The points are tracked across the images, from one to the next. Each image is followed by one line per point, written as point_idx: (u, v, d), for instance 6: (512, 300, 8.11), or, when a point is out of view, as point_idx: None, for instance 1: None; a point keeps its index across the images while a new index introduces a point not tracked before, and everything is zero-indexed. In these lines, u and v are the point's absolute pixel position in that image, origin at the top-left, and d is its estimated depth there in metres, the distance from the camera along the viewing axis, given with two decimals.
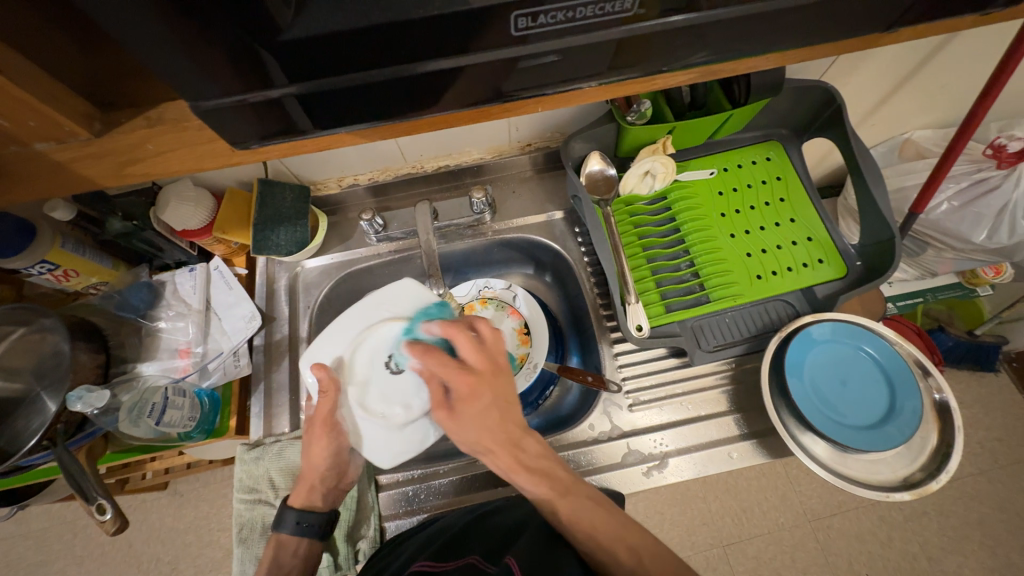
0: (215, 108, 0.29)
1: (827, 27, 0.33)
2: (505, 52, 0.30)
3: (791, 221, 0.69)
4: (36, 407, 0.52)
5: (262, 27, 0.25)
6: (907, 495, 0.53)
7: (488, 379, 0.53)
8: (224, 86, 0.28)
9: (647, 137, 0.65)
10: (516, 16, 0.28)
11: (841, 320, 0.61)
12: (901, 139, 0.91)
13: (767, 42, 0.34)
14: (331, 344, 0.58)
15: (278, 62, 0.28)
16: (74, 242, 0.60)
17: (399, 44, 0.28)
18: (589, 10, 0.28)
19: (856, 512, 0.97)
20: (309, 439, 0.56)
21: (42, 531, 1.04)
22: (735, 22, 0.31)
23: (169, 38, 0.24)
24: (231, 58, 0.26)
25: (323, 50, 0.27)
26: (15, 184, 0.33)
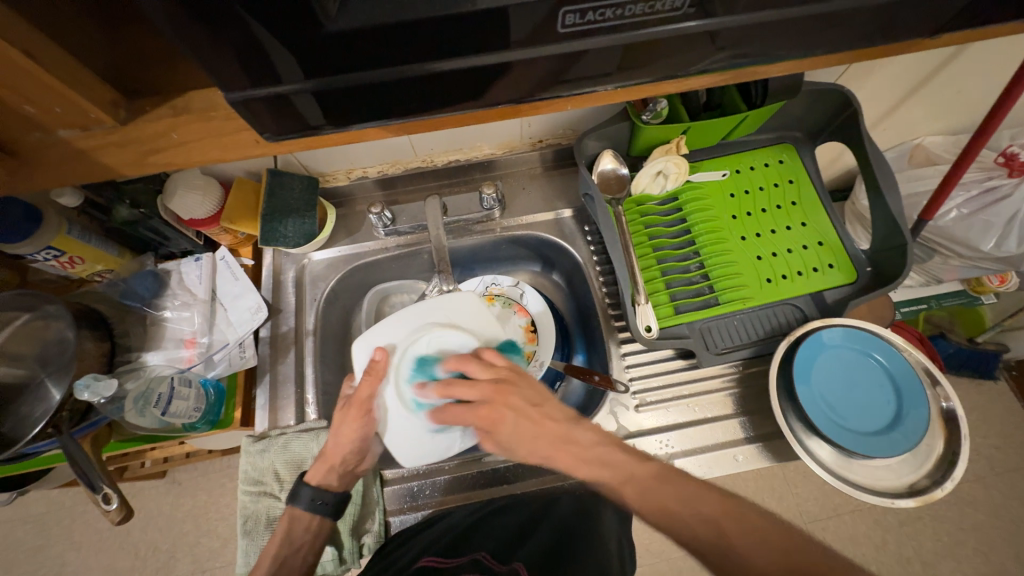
0: (248, 100, 0.29)
1: (852, 35, 0.33)
2: (540, 50, 0.30)
3: (802, 224, 0.69)
4: (40, 394, 0.52)
5: (303, 21, 0.25)
6: (912, 503, 0.53)
7: (511, 389, 0.56)
8: (246, 78, 0.27)
9: (660, 136, 0.64)
10: (566, 11, 0.27)
11: (851, 326, 0.60)
12: (911, 145, 0.91)
13: (792, 48, 0.33)
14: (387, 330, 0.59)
15: (309, 55, 0.27)
16: (80, 229, 0.59)
17: (439, 43, 0.28)
18: (637, 8, 0.28)
19: (852, 516, 0.98)
20: (342, 420, 0.56)
21: (40, 517, 1.04)
22: (763, 27, 0.31)
23: (197, 25, 0.24)
24: (253, 51, 0.26)
25: (360, 45, 0.27)
26: (37, 169, 0.32)
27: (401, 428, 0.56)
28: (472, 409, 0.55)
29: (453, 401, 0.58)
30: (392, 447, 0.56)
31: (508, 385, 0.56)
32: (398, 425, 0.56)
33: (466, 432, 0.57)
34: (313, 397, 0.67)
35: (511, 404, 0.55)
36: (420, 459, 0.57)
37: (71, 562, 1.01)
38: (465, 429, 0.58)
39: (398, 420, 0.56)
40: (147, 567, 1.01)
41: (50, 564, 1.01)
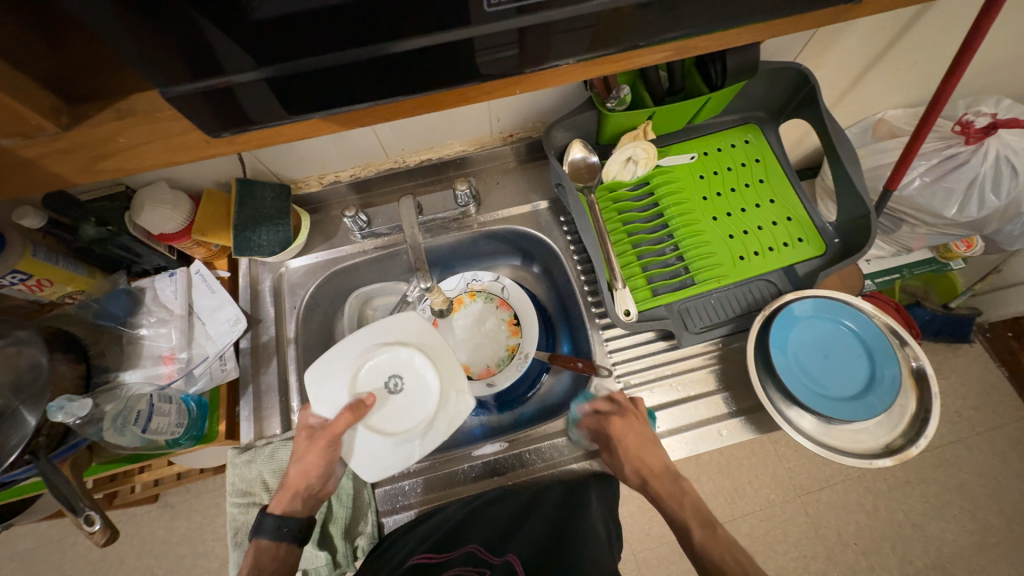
0: (183, 95, 0.29)
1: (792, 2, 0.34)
2: (478, 30, 0.30)
3: (770, 201, 0.70)
4: (14, 422, 0.50)
5: (226, 8, 0.24)
6: (889, 461, 0.55)
7: (638, 419, 0.58)
8: (185, 70, 0.27)
9: (626, 124, 0.66)
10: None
11: (822, 296, 0.62)
12: (873, 119, 0.94)
13: (738, 14, 0.34)
14: (336, 366, 0.55)
15: (244, 45, 0.27)
16: (47, 251, 0.58)
17: (379, 23, 0.28)
18: None
19: (844, 485, 1.01)
20: (306, 448, 0.53)
21: (29, 552, 1.01)
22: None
23: (128, 20, 0.23)
24: (189, 42, 0.26)
25: (294, 31, 0.27)
26: None
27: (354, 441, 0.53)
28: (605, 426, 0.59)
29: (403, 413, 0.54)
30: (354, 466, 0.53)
31: (633, 413, 0.59)
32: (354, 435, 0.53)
33: (422, 438, 0.53)
34: (298, 405, 0.66)
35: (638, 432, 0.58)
36: (383, 472, 0.52)
37: None
38: (420, 435, 0.53)
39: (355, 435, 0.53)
40: None
41: None
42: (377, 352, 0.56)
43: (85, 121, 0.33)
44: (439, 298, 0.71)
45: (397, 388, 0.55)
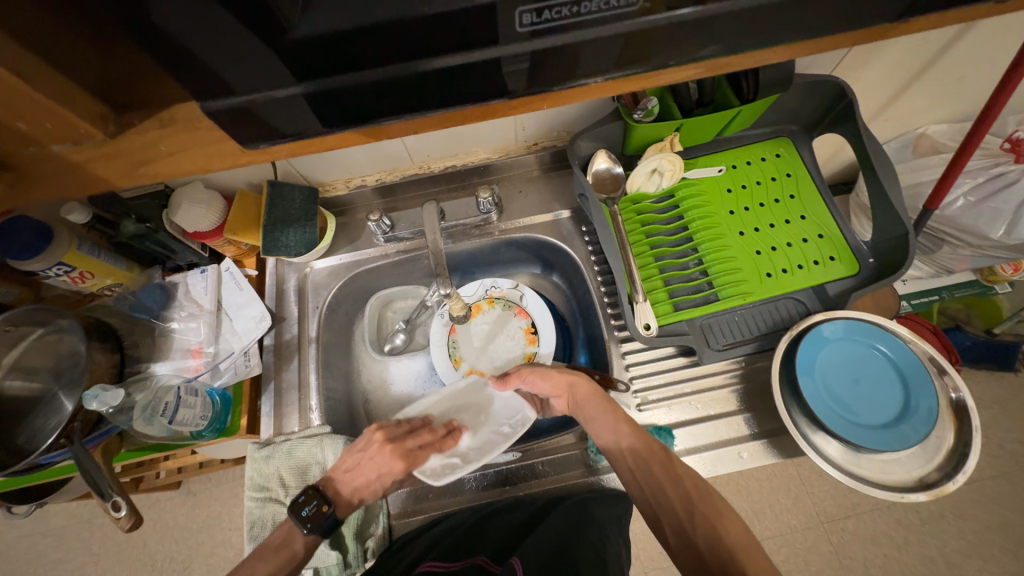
0: (224, 110, 0.30)
1: (835, 19, 0.33)
2: (508, 49, 0.30)
3: (801, 218, 0.68)
4: (54, 405, 0.54)
5: (266, 26, 0.26)
6: (923, 496, 0.52)
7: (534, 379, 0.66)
8: (225, 85, 0.29)
9: (654, 134, 0.64)
10: (521, 11, 0.28)
11: (854, 318, 0.59)
12: (915, 134, 0.89)
13: (777, 31, 0.33)
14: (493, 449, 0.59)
15: (284, 62, 0.28)
16: (90, 244, 0.61)
17: (411, 42, 0.29)
18: (595, 4, 0.28)
19: (871, 515, 0.96)
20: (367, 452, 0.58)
21: (61, 529, 1.06)
22: (743, 14, 0.31)
23: (177, 36, 0.25)
24: (231, 59, 0.27)
25: (328, 49, 0.28)
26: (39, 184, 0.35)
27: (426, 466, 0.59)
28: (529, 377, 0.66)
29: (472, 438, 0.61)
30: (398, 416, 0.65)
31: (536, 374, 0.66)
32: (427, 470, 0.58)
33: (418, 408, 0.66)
34: (316, 403, 0.68)
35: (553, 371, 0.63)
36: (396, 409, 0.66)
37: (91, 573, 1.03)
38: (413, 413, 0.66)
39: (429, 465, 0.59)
40: None
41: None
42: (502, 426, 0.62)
43: (130, 129, 0.34)
44: (458, 304, 0.72)
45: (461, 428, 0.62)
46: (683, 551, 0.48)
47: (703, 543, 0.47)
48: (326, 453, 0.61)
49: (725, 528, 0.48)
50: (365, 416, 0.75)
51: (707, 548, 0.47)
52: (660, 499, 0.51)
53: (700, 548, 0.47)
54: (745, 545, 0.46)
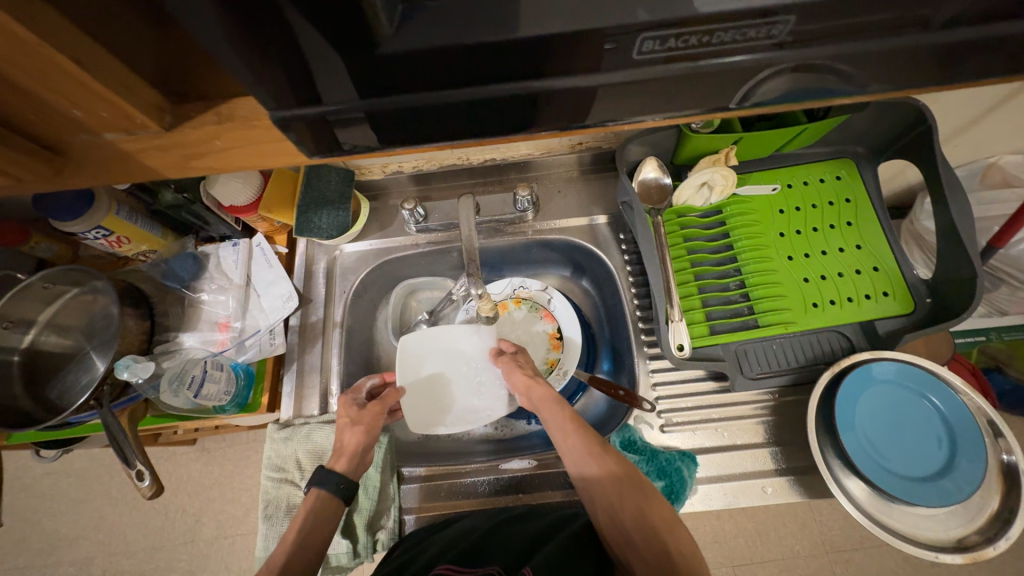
0: (291, 117, 0.29)
1: (950, 73, 0.30)
2: (608, 76, 0.28)
3: (856, 247, 0.64)
4: (86, 364, 0.56)
5: (360, 39, 0.25)
6: (958, 559, 0.49)
7: (521, 357, 0.66)
8: (297, 94, 0.28)
9: (708, 146, 0.62)
10: (644, 39, 0.26)
11: (906, 361, 0.56)
12: (986, 163, 0.82)
13: (886, 81, 0.30)
14: (452, 420, 0.65)
15: (367, 75, 0.27)
16: (128, 210, 0.61)
17: (505, 64, 0.27)
18: (727, 36, 0.26)
19: (879, 551, 0.93)
20: (361, 416, 0.60)
21: (83, 471, 1.11)
22: (858, 57, 0.28)
23: (263, 39, 0.24)
24: (310, 65, 0.26)
25: (413, 67, 0.27)
26: (99, 165, 0.35)
27: (412, 414, 0.65)
28: (514, 357, 0.65)
29: (454, 391, 0.66)
30: (404, 372, 0.66)
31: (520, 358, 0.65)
32: (416, 417, 0.65)
33: (419, 361, 0.67)
34: (337, 388, 0.68)
35: (524, 368, 0.63)
36: (406, 360, 0.66)
37: (108, 515, 1.08)
38: (415, 362, 0.67)
39: (417, 414, 0.65)
40: (175, 528, 1.06)
41: (89, 515, 1.08)
42: (468, 402, 0.66)
43: (186, 121, 0.33)
44: (487, 304, 0.68)
45: (431, 388, 0.66)
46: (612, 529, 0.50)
47: (631, 525, 0.48)
48: None
49: (653, 509, 0.49)
50: None
51: (632, 526, 0.48)
52: (593, 485, 0.52)
53: (628, 530, 0.48)
54: (671, 528, 0.48)
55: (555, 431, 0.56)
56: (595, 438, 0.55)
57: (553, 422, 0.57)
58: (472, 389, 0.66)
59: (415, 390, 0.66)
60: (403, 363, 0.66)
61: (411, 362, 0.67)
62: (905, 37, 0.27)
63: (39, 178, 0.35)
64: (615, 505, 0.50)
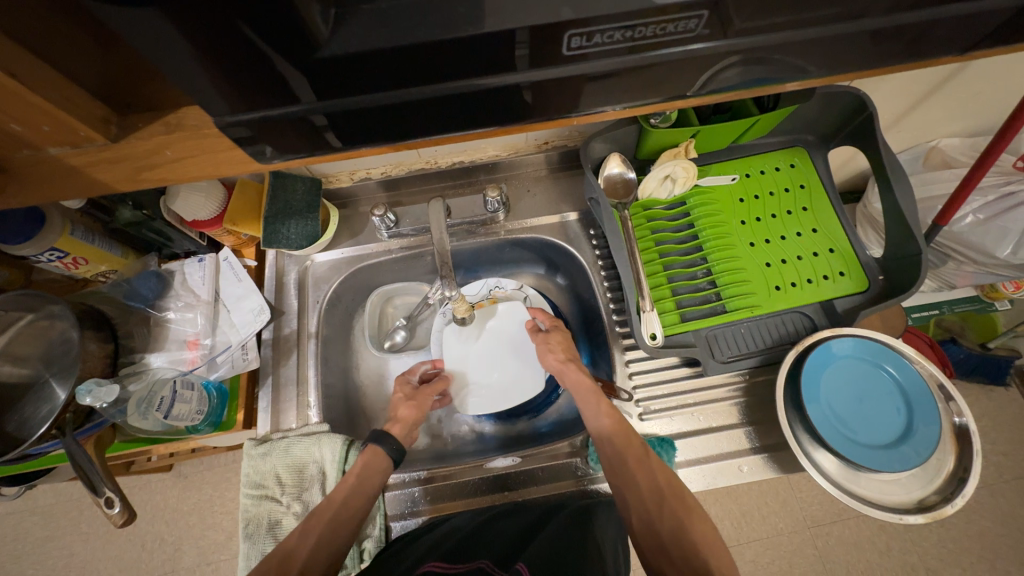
0: (239, 125, 0.29)
1: (871, 59, 0.32)
2: (544, 72, 0.29)
3: (813, 231, 0.67)
4: (45, 394, 0.53)
5: (297, 43, 0.25)
6: (921, 519, 0.52)
7: (561, 335, 0.68)
8: (242, 100, 0.28)
9: (668, 140, 0.64)
10: (570, 35, 0.27)
11: (863, 336, 0.59)
12: (927, 147, 0.88)
13: (814, 67, 0.32)
14: (495, 394, 0.68)
15: (310, 79, 0.27)
16: (84, 229, 0.59)
17: (446, 64, 0.28)
18: (650, 30, 0.28)
19: (857, 521, 0.97)
20: (415, 398, 0.67)
21: (50, 507, 1.06)
22: (787, 46, 0.30)
23: (202, 45, 0.24)
24: (250, 71, 0.26)
25: (356, 70, 0.27)
26: (46, 183, 0.34)
27: (457, 391, 0.69)
28: (550, 334, 0.68)
29: (496, 366, 0.70)
30: (447, 351, 0.71)
31: (560, 337, 0.67)
32: (463, 393, 0.69)
33: (461, 340, 0.71)
34: (314, 400, 0.66)
35: (556, 352, 0.65)
36: (448, 338, 0.71)
37: (79, 552, 1.03)
38: (457, 341, 0.71)
39: (464, 390, 0.69)
40: (153, 559, 1.02)
41: (58, 554, 1.03)
42: (509, 376, 0.69)
43: (133, 133, 0.33)
44: (462, 305, 0.67)
45: (473, 365, 0.70)
46: (646, 537, 0.49)
47: (667, 535, 0.48)
48: (324, 451, 0.61)
49: (693, 523, 0.49)
50: (362, 411, 0.74)
51: (670, 538, 0.48)
52: (631, 489, 0.52)
53: (664, 537, 0.48)
54: (709, 544, 0.48)
55: (592, 422, 0.58)
56: (635, 438, 0.55)
57: (590, 416, 0.58)
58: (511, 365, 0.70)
59: (459, 367, 0.70)
60: (445, 342, 0.71)
61: (453, 342, 0.71)
62: (829, 27, 0.29)
63: None
64: (653, 511, 0.50)
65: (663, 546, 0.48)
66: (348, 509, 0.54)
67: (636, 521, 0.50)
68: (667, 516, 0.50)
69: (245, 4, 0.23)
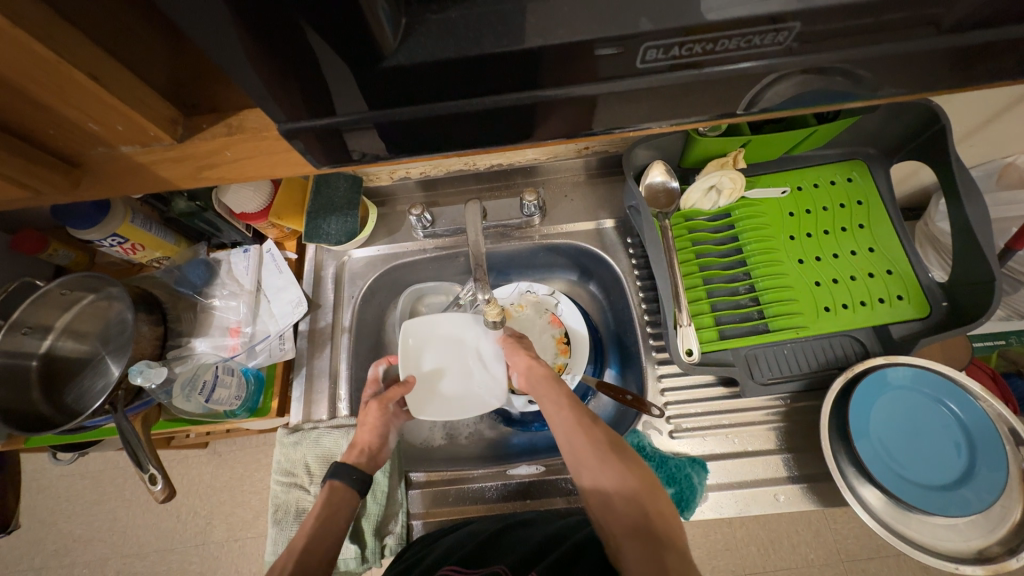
0: (299, 130, 0.30)
1: (960, 76, 0.29)
2: (617, 85, 0.29)
3: (869, 250, 0.63)
4: (101, 369, 0.57)
5: (364, 53, 0.25)
6: (980, 571, 0.48)
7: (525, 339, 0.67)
8: (305, 106, 0.28)
9: (716, 149, 0.61)
10: (647, 47, 0.26)
11: (923, 367, 0.55)
12: (1002, 163, 0.81)
13: (895, 84, 0.30)
14: (455, 406, 0.63)
15: (372, 88, 0.28)
16: (143, 218, 0.62)
17: (506, 75, 0.28)
18: (731, 43, 0.26)
19: (897, 560, 0.91)
20: (363, 414, 0.61)
21: (98, 473, 1.13)
22: (871, 62, 0.28)
23: (271, 56, 0.25)
24: (315, 79, 0.27)
25: (420, 79, 0.27)
26: (118, 178, 0.36)
27: (415, 400, 0.63)
28: (518, 340, 0.66)
29: (460, 378, 0.65)
30: (404, 355, 0.64)
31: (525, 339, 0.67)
32: (421, 402, 0.63)
33: (422, 346, 0.65)
34: (344, 393, 0.68)
35: (527, 351, 0.64)
36: (406, 342, 0.65)
37: (121, 517, 1.09)
38: (417, 345, 0.65)
39: (423, 399, 0.63)
40: (186, 530, 1.08)
41: (103, 517, 1.10)
42: (474, 389, 0.64)
43: (196, 134, 0.33)
44: (495, 309, 0.64)
45: (434, 374, 0.64)
46: (597, 499, 0.51)
47: (615, 496, 0.49)
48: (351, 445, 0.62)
49: (641, 487, 0.50)
50: None
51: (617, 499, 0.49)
52: (580, 458, 0.52)
53: (612, 498, 0.49)
54: (653, 495, 0.49)
55: (549, 407, 0.57)
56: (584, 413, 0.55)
57: (546, 401, 0.58)
58: (477, 375, 0.65)
59: (419, 375, 0.64)
60: (402, 347, 0.65)
61: (412, 346, 0.65)
62: (920, 41, 0.27)
63: (58, 189, 0.36)
64: (598, 474, 0.51)
65: (609, 509, 0.49)
66: (317, 553, 0.50)
67: (589, 488, 0.51)
68: (612, 481, 0.50)
69: (317, 13, 0.23)
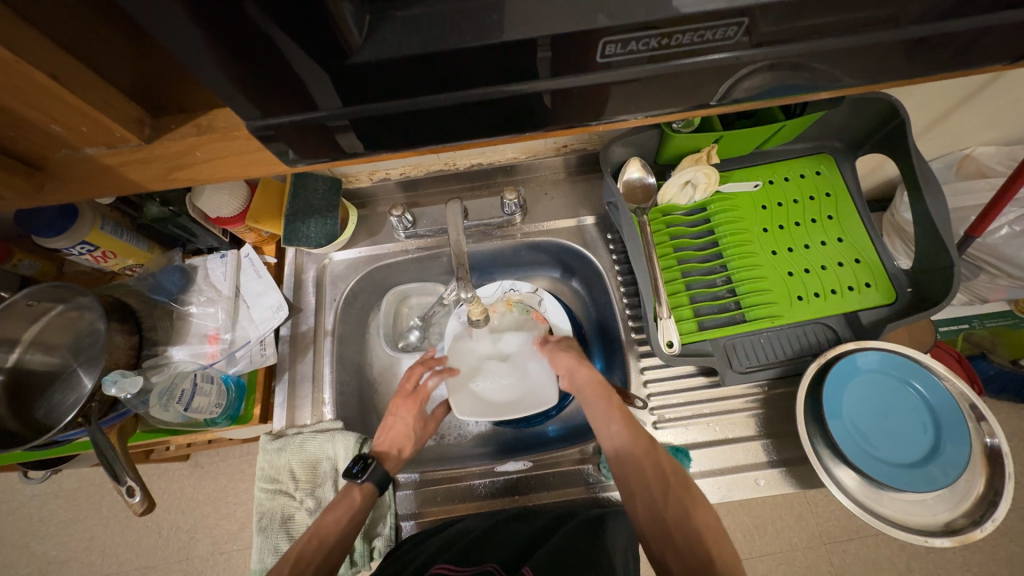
0: (270, 128, 0.30)
1: (910, 67, 0.31)
2: (580, 78, 0.29)
3: (838, 240, 0.65)
4: (73, 382, 0.55)
5: (329, 49, 0.25)
6: (947, 542, 0.50)
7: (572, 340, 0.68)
8: (273, 104, 0.28)
9: (689, 146, 0.63)
10: (606, 42, 0.27)
11: (889, 350, 0.57)
12: (960, 154, 0.84)
13: (850, 75, 0.31)
14: (494, 407, 0.64)
15: (341, 85, 0.28)
16: (113, 224, 0.61)
17: (473, 70, 0.28)
18: (687, 37, 0.27)
19: (876, 539, 0.94)
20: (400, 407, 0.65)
21: (73, 491, 1.09)
22: (825, 55, 0.29)
23: (235, 54, 0.25)
24: (282, 76, 0.26)
25: (388, 75, 0.27)
26: (85, 182, 0.35)
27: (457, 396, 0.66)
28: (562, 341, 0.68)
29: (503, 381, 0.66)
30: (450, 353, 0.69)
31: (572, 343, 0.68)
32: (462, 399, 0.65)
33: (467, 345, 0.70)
34: (329, 397, 0.67)
35: (570, 352, 0.65)
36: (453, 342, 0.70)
37: (99, 536, 1.06)
38: (463, 345, 0.70)
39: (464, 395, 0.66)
40: (168, 546, 1.05)
41: (79, 536, 1.06)
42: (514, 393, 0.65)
43: (164, 133, 0.33)
44: (477, 307, 0.66)
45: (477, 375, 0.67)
46: (650, 525, 0.50)
47: (672, 523, 0.49)
48: (337, 448, 0.62)
49: (699, 516, 0.50)
50: (374, 408, 0.75)
51: (674, 527, 0.49)
52: (636, 479, 0.52)
53: (669, 526, 0.49)
54: (712, 529, 0.49)
55: (601, 420, 0.58)
56: (642, 430, 0.56)
57: (598, 410, 0.58)
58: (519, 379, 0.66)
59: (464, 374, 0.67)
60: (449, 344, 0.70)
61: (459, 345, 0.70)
62: (869, 34, 0.28)
63: (22, 195, 0.35)
64: (657, 501, 0.51)
65: (665, 539, 0.49)
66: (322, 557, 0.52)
67: (642, 513, 0.51)
68: (671, 509, 0.50)
69: (281, 10, 0.23)
